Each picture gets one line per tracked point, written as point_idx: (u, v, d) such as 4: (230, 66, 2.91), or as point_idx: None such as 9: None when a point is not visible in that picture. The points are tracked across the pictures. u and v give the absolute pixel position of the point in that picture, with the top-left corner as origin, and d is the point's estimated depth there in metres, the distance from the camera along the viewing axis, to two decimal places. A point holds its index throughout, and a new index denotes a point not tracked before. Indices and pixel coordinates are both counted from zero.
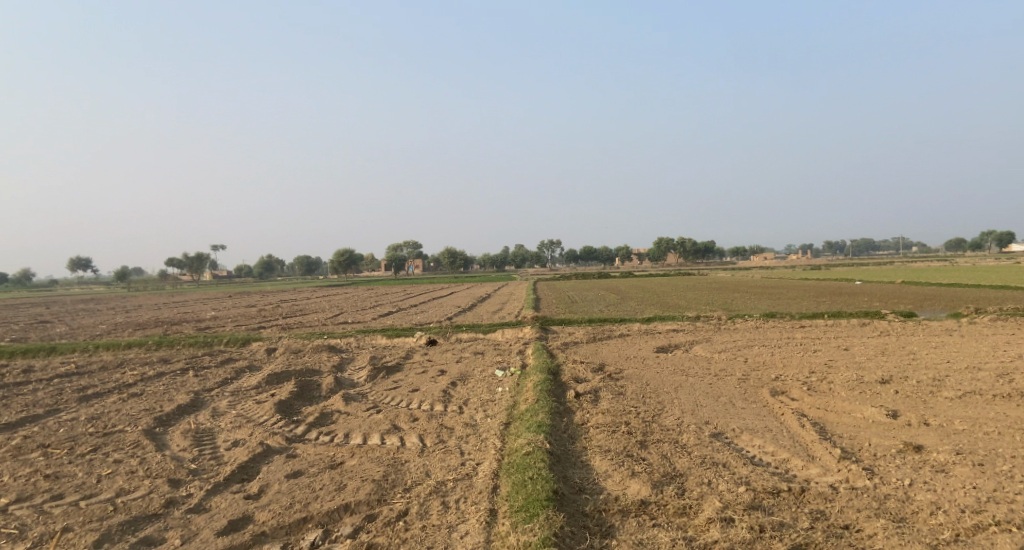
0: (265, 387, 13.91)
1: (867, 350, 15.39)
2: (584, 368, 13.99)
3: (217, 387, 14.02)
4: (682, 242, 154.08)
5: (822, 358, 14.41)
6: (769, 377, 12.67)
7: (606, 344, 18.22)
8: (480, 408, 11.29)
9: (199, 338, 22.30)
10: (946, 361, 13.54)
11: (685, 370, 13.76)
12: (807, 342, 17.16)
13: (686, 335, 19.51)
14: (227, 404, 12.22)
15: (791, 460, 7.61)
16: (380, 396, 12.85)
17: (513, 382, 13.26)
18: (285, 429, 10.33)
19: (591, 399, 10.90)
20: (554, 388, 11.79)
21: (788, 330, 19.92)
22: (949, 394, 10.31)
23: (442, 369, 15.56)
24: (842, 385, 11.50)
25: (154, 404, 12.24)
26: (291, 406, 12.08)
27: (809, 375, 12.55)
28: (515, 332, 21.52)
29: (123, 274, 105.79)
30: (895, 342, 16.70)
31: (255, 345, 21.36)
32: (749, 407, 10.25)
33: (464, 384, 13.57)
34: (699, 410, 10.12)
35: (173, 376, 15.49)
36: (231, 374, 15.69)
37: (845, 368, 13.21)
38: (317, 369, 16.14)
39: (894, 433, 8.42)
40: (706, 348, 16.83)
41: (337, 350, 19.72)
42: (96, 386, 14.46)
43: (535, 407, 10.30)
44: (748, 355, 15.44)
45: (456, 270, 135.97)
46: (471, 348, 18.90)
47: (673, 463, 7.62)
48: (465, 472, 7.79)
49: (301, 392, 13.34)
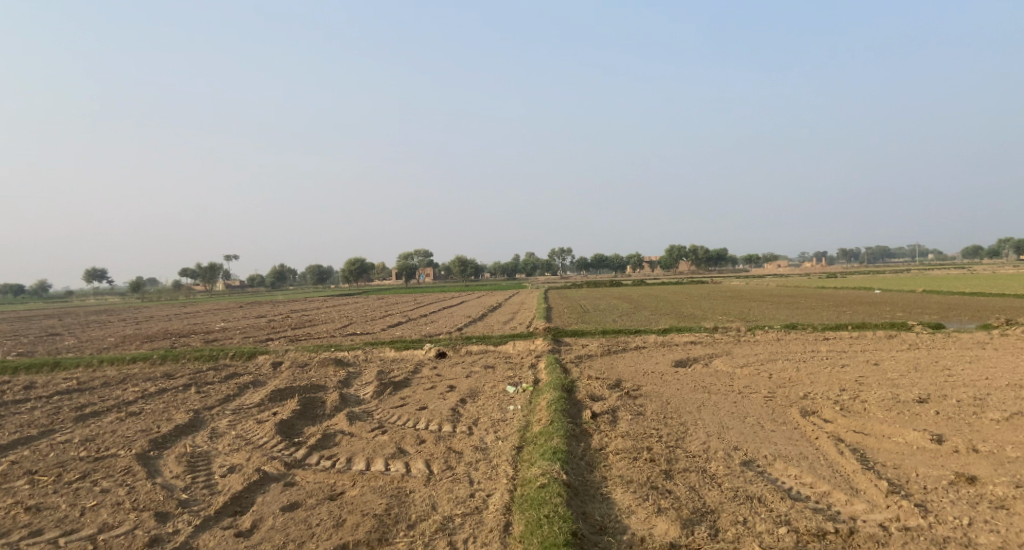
0: (268, 405, 13.40)
1: (899, 365, 14.60)
2: (599, 384, 13.33)
3: (218, 405, 13.52)
4: (694, 249, 152.98)
5: (852, 374, 13.65)
6: (797, 396, 11.92)
7: (621, 358, 17.55)
8: (491, 429, 10.69)
9: (205, 352, 21.87)
10: (984, 377, 12.74)
11: (706, 387, 13.06)
12: (834, 356, 16.37)
13: (705, 348, 18.77)
14: (226, 424, 11.71)
15: (833, 494, 6.96)
16: (386, 415, 12.27)
17: (525, 400, 12.63)
18: (284, 453, 9.79)
19: (608, 420, 10.27)
20: (568, 408, 11.15)
21: (812, 342, 19.13)
22: (996, 416, 9.53)
23: (452, 384, 14.96)
24: (876, 405, 10.77)
25: (151, 424, 11.77)
26: (293, 426, 11.55)
27: (840, 394, 11.80)
28: (528, 345, 20.86)
29: (136, 285, 106.30)
30: (927, 356, 15.86)
31: (261, 358, 20.88)
32: (779, 430, 9.56)
33: (474, 402, 12.95)
34: (725, 433, 9.45)
35: (174, 392, 15.01)
36: (234, 390, 15.20)
37: (878, 385, 12.44)
38: (322, 385, 15.60)
39: (942, 462, 7.69)
40: (728, 363, 16.09)
41: (345, 363, 19.20)
42: (95, 404, 14.01)
43: (549, 429, 9.67)
44: (772, 370, 14.69)
45: (468, 279, 135.61)
46: (481, 361, 18.30)
47: (703, 497, 6.98)
48: (474, 505, 7.18)
49: (305, 410, 12.82)
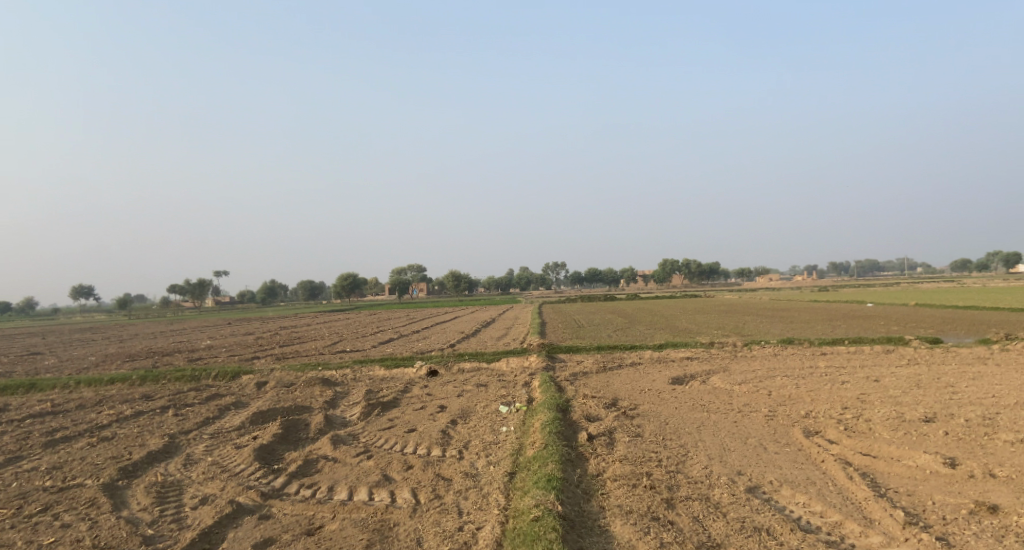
0: (248, 428, 12.82)
1: (901, 382, 14.21)
2: (595, 404, 12.85)
3: (196, 429, 12.93)
4: (686, 263, 153.33)
5: (854, 392, 13.25)
6: (799, 415, 11.48)
7: (616, 375, 17.09)
8: (482, 452, 10.18)
9: (187, 372, 21.17)
10: (991, 395, 12.36)
11: (705, 406, 12.61)
12: (834, 372, 15.96)
13: (702, 365, 18.32)
14: (203, 451, 11.15)
15: (845, 524, 6.53)
16: (372, 438, 11.74)
17: (518, 420, 12.12)
18: (261, 483, 9.25)
19: (605, 443, 9.78)
20: (564, 429, 10.65)
21: (810, 358, 18.75)
22: (1009, 437, 9.14)
23: (442, 404, 14.41)
24: (882, 425, 10.36)
25: (122, 451, 11.19)
26: (273, 452, 10.99)
27: (843, 413, 11.38)
28: (521, 362, 20.33)
29: (125, 302, 104.94)
30: (929, 372, 15.50)
31: (245, 378, 20.25)
32: (783, 453, 9.11)
33: (464, 423, 12.44)
34: (728, 456, 8.98)
35: (151, 416, 14.39)
36: (214, 412, 14.60)
37: (882, 403, 12.03)
38: (306, 406, 15.01)
39: (960, 488, 7.25)
40: (726, 380, 15.64)
41: (332, 383, 18.58)
42: (67, 428, 13.39)
43: (542, 454, 9.16)
44: (773, 388, 14.25)
45: (461, 293, 135.04)
46: (473, 379, 17.74)
47: (708, 529, 6.51)
48: (463, 540, 6.68)
49: (287, 433, 12.24)
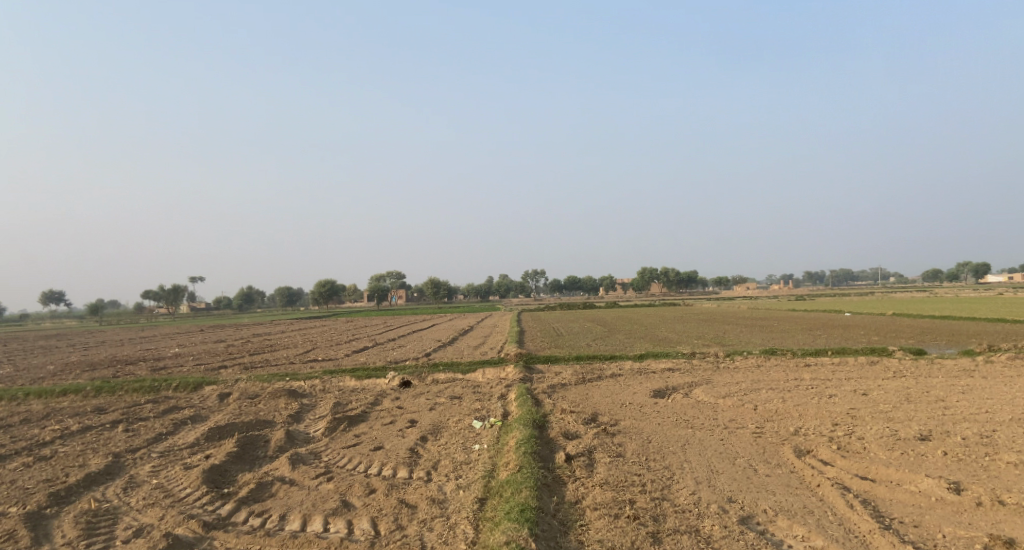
0: (202, 446, 11.87)
1: (889, 396, 13.71)
2: (574, 419, 12.14)
3: (145, 446, 11.96)
4: (665, 271, 154.20)
5: (842, 407, 12.70)
6: (788, 432, 10.88)
7: (597, 387, 16.42)
8: (452, 474, 9.42)
9: (146, 382, 20.01)
10: (983, 410, 11.90)
11: (690, 422, 11.98)
12: (819, 385, 15.42)
13: (684, 377, 17.68)
14: (148, 472, 10.19)
15: None
16: (335, 457, 10.90)
17: (492, 438, 11.34)
18: (207, 511, 8.39)
19: (585, 465, 9.06)
20: (540, 449, 9.93)
21: (794, 370, 18.24)
22: (1011, 458, 8.63)
23: (412, 419, 13.56)
24: (877, 444, 9.81)
25: (58, 473, 10.20)
26: (225, 473, 10.07)
27: (834, 430, 10.82)
28: (498, 372, 19.54)
29: (95, 308, 102.00)
30: (917, 385, 15.06)
31: (207, 390, 19.17)
32: (775, 475, 8.50)
33: (435, 439, 11.65)
34: (717, 479, 8.33)
35: (99, 432, 13.33)
36: (167, 427, 13.59)
37: (873, 420, 11.49)
38: (268, 421, 14.05)
39: (969, 520, 6.71)
40: (710, 392, 15.02)
41: (298, 394, 17.59)
42: (3, 446, 12.30)
43: (516, 478, 8.43)
44: (758, 402, 13.67)
45: (441, 300, 133.93)
46: (447, 391, 16.92)
47: None
48: None
49: (243, 451, 11.33)
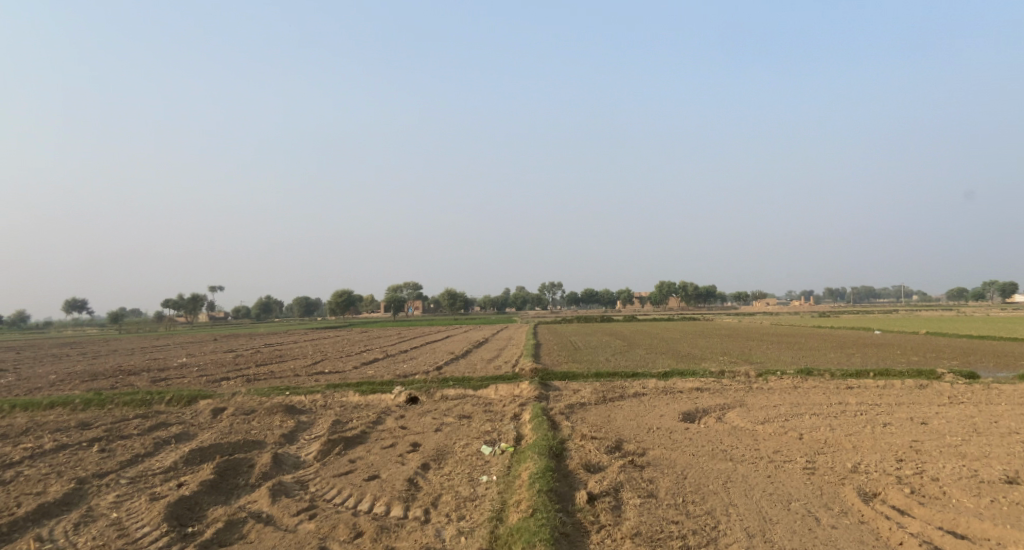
0: (178, 472, 10.61)
1: (953, 426, 12.02)
2: (595, 447, 10.69)
3: (116, 470, 10.71)
4: (684, 286, 151.80)
5: (904, 439, 11.06)
6: (846, 468, 9.35)
7: (619, 408, 14.93)
8: (455, 514, 8.05)
9: (140, 394, 18.94)
10: None
11: (729, 453, 10.46)
12: (868, 411, 13.78)
13: (715, 398, 16.07)
14: (109, 504, 8.90)
15: None
16: (323, 488, 9.54)
17: (503, 468, 9.97)
18: None
19: (611, 509, 7.62)
20: (557, 485, 8.53)
21: (836, 393, 16.58)
22: None
23: (415, 442, 12.20)
24: (958, 488, 8.26)
25: (10, 502, 8.98)
26: (194, 507, 8.76)
27: (901, 469, 9.23)
28: (510, 390, 18.13)
29: (117, 316, 102.45)
30: (981, 413, 13.33)
31: (202, 403, 18.03)
32: (844, 527, 7.00)
33: (437, 468, 10.26)
34: (772, 532, 6.87)
35: (71, 453, 12.13)
36: (147, 447, 12.37)
37: (943, 455, 9.91)
38: (257, 441, 12.75)
39: None
40: (745, 417, 13.45)
41: (296, 411, 16.32)
42: None
43: (529, 525, 7.02)
44: (804, 429, 12.08)
45: (456, 311, 133.01)
46: (456, 410, 15.52)
47: None
48: None
49: (221, 479, 10.03)
